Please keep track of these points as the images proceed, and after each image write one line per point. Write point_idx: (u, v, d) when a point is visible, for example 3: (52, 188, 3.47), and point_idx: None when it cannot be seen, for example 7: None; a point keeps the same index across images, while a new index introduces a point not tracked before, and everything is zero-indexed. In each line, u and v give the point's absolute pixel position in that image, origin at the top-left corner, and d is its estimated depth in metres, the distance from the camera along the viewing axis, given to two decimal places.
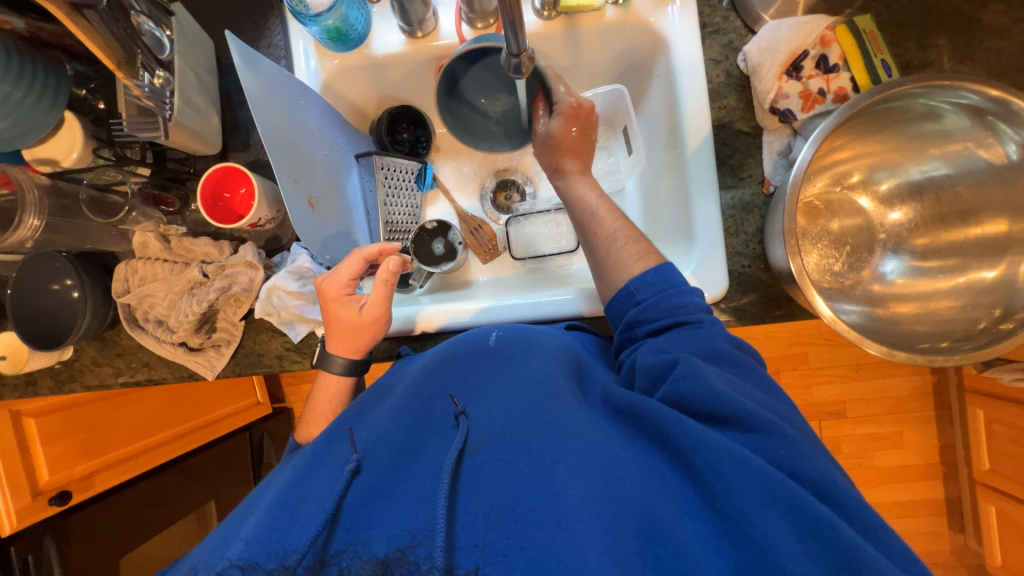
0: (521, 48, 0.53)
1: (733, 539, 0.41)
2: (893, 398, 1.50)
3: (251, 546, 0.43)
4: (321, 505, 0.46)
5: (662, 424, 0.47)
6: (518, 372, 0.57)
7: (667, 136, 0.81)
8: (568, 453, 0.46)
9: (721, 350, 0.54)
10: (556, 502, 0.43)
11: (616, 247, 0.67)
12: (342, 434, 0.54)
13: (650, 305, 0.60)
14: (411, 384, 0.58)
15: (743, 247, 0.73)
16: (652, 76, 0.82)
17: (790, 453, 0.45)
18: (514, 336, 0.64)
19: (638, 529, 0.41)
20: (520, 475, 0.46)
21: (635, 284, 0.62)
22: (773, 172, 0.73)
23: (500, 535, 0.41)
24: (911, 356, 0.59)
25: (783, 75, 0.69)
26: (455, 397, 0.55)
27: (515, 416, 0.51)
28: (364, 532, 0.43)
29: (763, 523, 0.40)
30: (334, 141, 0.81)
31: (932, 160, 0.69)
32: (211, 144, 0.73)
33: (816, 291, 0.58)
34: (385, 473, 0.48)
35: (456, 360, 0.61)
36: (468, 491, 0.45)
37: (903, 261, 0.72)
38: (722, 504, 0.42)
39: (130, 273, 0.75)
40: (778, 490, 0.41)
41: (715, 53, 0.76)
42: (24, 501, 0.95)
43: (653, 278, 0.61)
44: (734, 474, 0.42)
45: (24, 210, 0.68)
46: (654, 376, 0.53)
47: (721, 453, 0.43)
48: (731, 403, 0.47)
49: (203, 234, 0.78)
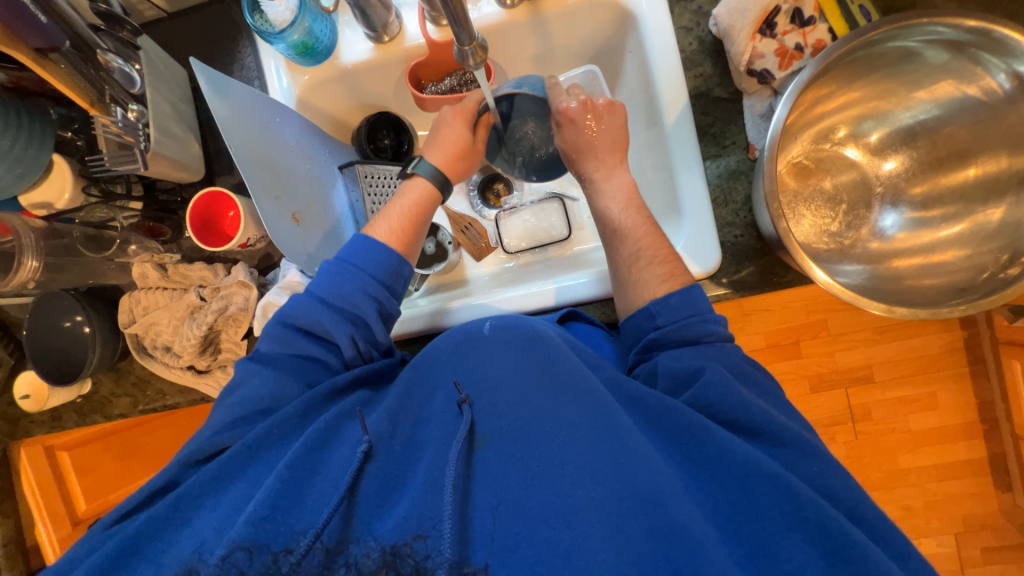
0: (472, 37, 0.52)
1: (751, 552, 0.42)
2: (923, 357, 1.45)
3: (252, 526, 0.41)
4: (332, 485, 0.46)
5: (689, 428, 0.49)
6: (529, 355, 0.55)
7: (646, 112, 0.79)
8: (581, 453, 0.46)
9: (742, 368, 0.56)
10: (565, 500, 0.43)
11: (639, 267, 0.66)
12: (354, 415, 0.54)
13: (671, 331, 0.59)
14: (416, 364, 0.59)
15: (733, 217, 0.71)
16: (624, 53, 0.81)
17: (821, 471, 0.47)
18: (509, 322, 0.60)
19: (651, 529, 0.42)
20: (529, 472, 0.46)
21: (655, 307, 0.61)
22: (758, 136, 0.70)
23: (509, 531, 0.43)
24: (913, 311, 0.56)
25: (756, 35, 0.66)
26: (459, 385, 0.54)
27: (524, 412, 0.50)
28: (376, 522, 0.44)
29: (788, 543, 0.41)
30: (314, 154, 0.82)
31: (922, 104, 0.66)
32: (193, 170, 0.74)
33: (807, 258, 0.56)
34: (396, 463, 0.49)
35: (455, 343, 0.59)
36: (478, 487, 0.46)
37: (902, 214, 0.69)
38: (747, 518, 0.43)
39: (134, 304, 0.78)
40: (807, 509, 0.42)
41: (686, 21, 0.74)
42: (66, 530, 1.01)
43: (677, 302, 0.60)
44: (766, 496, 0.43)
45: (23, 253, 0.69)
46: (681, 381, 0.54)
47: (749, 468, 0.45)
48: (760, 416, 0.50)
49: (199, 259, 0.81)
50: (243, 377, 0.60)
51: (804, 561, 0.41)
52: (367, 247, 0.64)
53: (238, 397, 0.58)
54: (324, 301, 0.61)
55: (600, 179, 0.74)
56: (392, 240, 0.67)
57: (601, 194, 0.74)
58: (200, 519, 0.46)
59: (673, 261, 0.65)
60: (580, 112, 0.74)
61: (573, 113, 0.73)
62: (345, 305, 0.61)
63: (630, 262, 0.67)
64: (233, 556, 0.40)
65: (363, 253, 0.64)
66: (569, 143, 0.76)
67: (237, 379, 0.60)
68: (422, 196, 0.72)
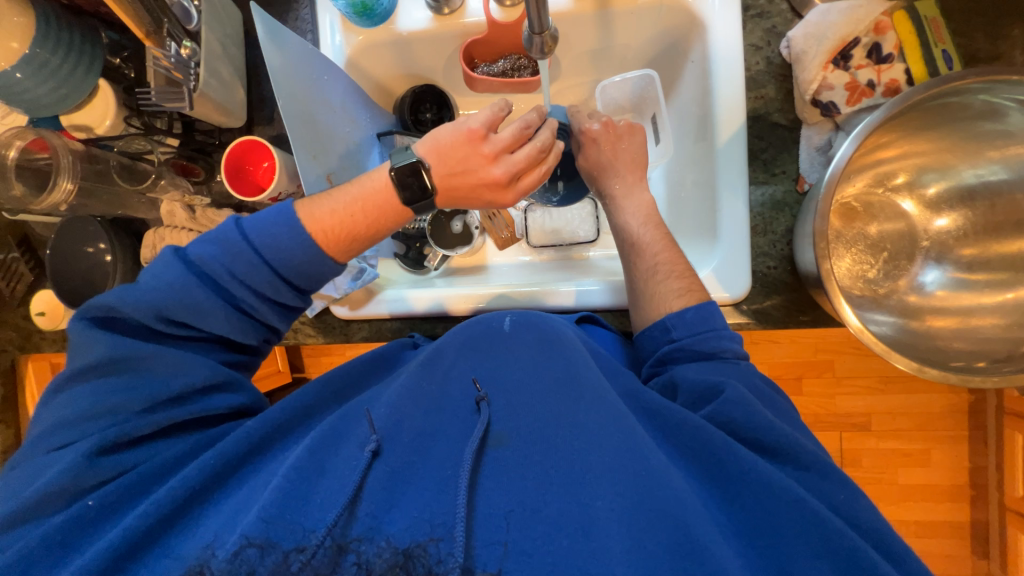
0: (543, 26, 0.50)
1: (772, 574, 0.41)
2: (924, 414, 1.43)
3: (268, 522, 0.42)
4: (342, 485, 0.45)
5: (710, 444, 0.48)
6: (547, 359, 0.56)
7: (698, 127, 0.77)
8: (600, 461, 0.46)
9: (761, 388, 0.55)
10: (584, 510, 0.43)
11: (656, 280, 0.66)
12: (359, 414, 0.52)
13: (685, 346, 0.59)
14: (426, 354, 0.59)
15: (770, 247, 0.70)
16: (686, 61, 0.78)
17: (848, 498, 0.46)
18: (529, 322, 0.62)
19: (671, 546, 0.42)
20: (547, 477, 0.46)
21: (671, 320, 0.61)
22: (809, 168, 0.68)
23: (525, 535, 0.42)
24: (942, 375, 0.55)
25: (829, 64, 0.64)
26: (477, 382, 0.55)
27: (541, 414, 0.50)
28: (386, 516, 0.43)
29: (810, 568, 0.41)
30: (356, 118, 0.81)
31: (989, 164, 0.63)
32: (235, 116, 0.73)
33: (843, 298, 0.54)
34: (405, 460, 0.47)
35: (471, 340, 0.61)
36: (490, 484, 0.45)
37: (944, 273, 0.67)
38: (765, 540, 0.43)
39: (159, 240, 0.77)
40: (834, 539, 0.41)
41: (756, 39, 0.71)
42: None
43: (691, 317, 0.60)
44: (790, 520, 0.43)
45: (58, 174, 0.68)
46: (701, 397, 0.54)
47: (773, 490, 0.44)
48: (786, 438, 0.49)
49: (226, 206, 0.80)
50: (146, 359, 0.50)
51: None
52: (296, 244, 0.56)
53: (130, 380, 0.50)
54: (218, 284, 0.55)
55: (620, 196, 0.75)
56: (334, 240, 0.59)
57: (623, 210, 0.75)
58: (205, 523, 0.44)
59: (690, 277, 0.65)
60: (603, 133, 0.76)
61: (595, 134, 0.75)
62: (257, 310, 0.57)
63: (653, 276, 0.67)
64: (244, 552, 0.40)
65: (285, 250, 0.56)
66: (591, 160, 0.77)
67: (82, 351, 0.49)
68: (386, 201, 0.61)
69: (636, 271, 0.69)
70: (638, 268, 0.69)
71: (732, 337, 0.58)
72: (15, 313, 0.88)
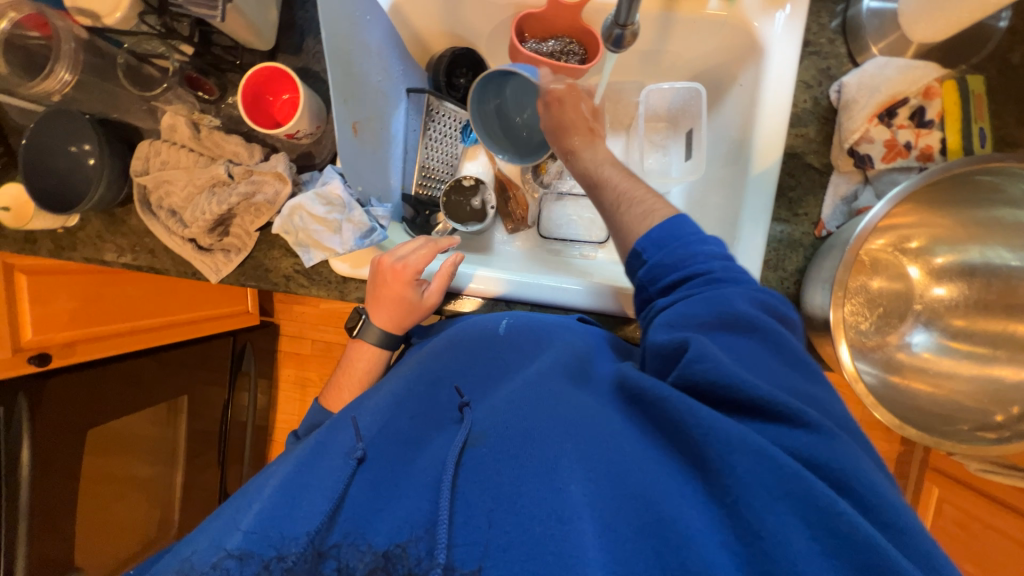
0: (629, 18, 0.52)
1: (746, 544, 0.37)
2: None
3: (251, 535, 0.41)
4: (324, 495, 0.44)
5: (669, 418, 0.44)
6: (526, 367, 0.58)
7: (732, 151, 0.77)
8: (568, 445, 0.44)
9: (740, 316, 0.47)
10: (558, 495, 0.40)
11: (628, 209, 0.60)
12: (344, 424, 0.53)
13: (656, 263, 0.53)
14: (417, 372, 0.60)
15: (776, 284, 0.71)
16: (734, 84, 0.77)
17: (825, 447, 0.40)
18: (523, 326, 0.65)
19: (640, 525, 0.39)
20: (521, 467, 0.43)
21: (643, 242, 0.55)
22: (831, 216, 0.69)
23: (501, 529, 0.39)
24: (920, 435, 0.58)
25: (874, 118, 0.65)
26: (460, 390, 0.57)
27: (514, 406, 0.50)
28: (367, 526, 0.42)
29: (780, 527, 0.36)
30: (390, 69, 0.78)
31: (997, 245, 0.66)
32: (263, 39, 0.69)
33: (842, 338, 0.55)
34: (388, 467, 0.48)
35: (464, 344, 0.63)
36: (467, 486, 0.43)
37: (932, 337, 0.71)
38: (732, 498, 0.39)
39: (152, 153, 0.72)
40: (788, 479, 0.37)
41: (809, 77, 0.71)
42: (4, 353, 0.88)
43: (659, 234, 0.54)
44: (756, 475, 0.38)
45: (57, 60, 0.62)
46: (666, 360, 0.48)
47: (733, 445, 0.39)
48: (746, 387, 0.42)
49: (236, 133, 0.73)
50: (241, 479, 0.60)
51: (811, 558, 0.35)
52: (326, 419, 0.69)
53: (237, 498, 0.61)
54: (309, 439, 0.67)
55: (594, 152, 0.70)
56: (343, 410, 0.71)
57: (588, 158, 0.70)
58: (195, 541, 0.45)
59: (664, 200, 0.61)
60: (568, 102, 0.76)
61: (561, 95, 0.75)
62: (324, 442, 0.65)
63: None
64: (222, 564, 0.39)
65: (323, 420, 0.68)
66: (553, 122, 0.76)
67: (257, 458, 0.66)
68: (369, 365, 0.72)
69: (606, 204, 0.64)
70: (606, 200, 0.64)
71: (703, 241, 0.52)
72: None
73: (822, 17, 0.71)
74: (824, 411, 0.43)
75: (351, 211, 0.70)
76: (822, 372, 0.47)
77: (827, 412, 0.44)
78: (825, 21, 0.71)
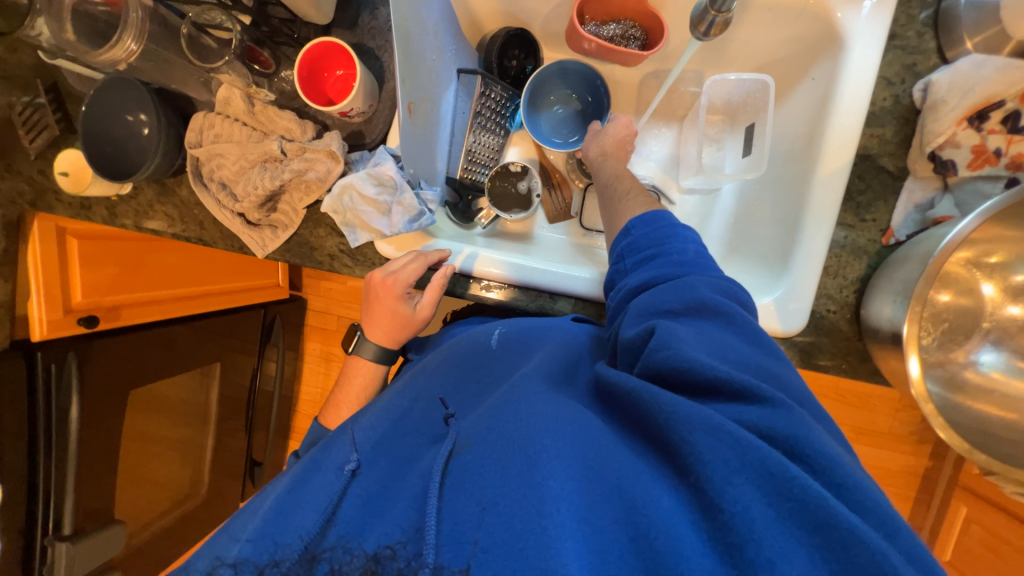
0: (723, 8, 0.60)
1: (726, 535, 0.35)
2: (880, 469, 1.54)
3: (249, 545, 0.42)
4: (315, 510, 0.45)
5: (637, 405, 0.44)
6: (509, 373, 0.59)
7: (796, 149, 0.73)
8: (544, 439, 0.43)
9: (705, 302, 0.48)
10: (536, 491, 0.38)
11: (625, 199, 0.68)
12: (337, 442, 0.55)
13: (638, 237, 0.58)
14: (408, 386, 0.61)
15: (835, 291, 0.69)
16: (805, 78, 0.73)
17: (782, 420, 0.39)
18: (515, 333, 0.65)
19: (615, 514, 0.38)
20: (501, 461, 0.42)
21: (633, 222, 0.60)
22: (902, 223, 0.66)
23: (484, 530, 0.37)
24: (989, 461, 0.55)
25: (963, 121, 0.60)
26: (445, 401, 0.57)
27: (496, 411, 0.49)
28: (357, 537, 0.41)
29: (737, 500, 0.35)
30: (443, 47, 0.76)
31: None
32: (323, 13, 0.69)
33: (914, 351, 0.53)
34: (379, 480, 0.48)
35: (458, 360, 0.64)
36: (451, 490, 0.42)
37: (1001, 356, 0.69)
38: (696, 478, 0.38)
39: (206, 126, 0.72)
40: (748, 454, 0.36)
41: (892, 73, 0.66)
42: (56, 314, 0.92)
43: (648, 219, 0.59)
44: (721, 454, 0.37)
45: (125, 28, 0.62)
46: (633, 351, 0.48)
47: (689, 424, 0.39)
48: (713, 370, 0.41)
49: (288, 108, 0.73)
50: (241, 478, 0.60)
51: (786, 534, 0.34)
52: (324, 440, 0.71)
53: None
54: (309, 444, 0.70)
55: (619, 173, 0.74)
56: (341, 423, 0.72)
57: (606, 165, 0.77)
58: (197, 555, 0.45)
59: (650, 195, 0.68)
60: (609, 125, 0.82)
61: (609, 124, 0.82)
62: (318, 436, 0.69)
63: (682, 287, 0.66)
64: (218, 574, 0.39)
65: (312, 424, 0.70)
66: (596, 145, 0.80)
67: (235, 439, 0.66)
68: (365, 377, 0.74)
69: (612, 198, 0.71)
70: (613, 194, 0.71)
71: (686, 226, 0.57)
72: (31, 166, 0.84)
73: (912, 8, 0.66)
74: (782, 388, 0.43)
75: (402, 194, 0.69)
76: (780, 348, 0.47)
77: (789, 389, 0.44)
78: (915, 13, 0.66)
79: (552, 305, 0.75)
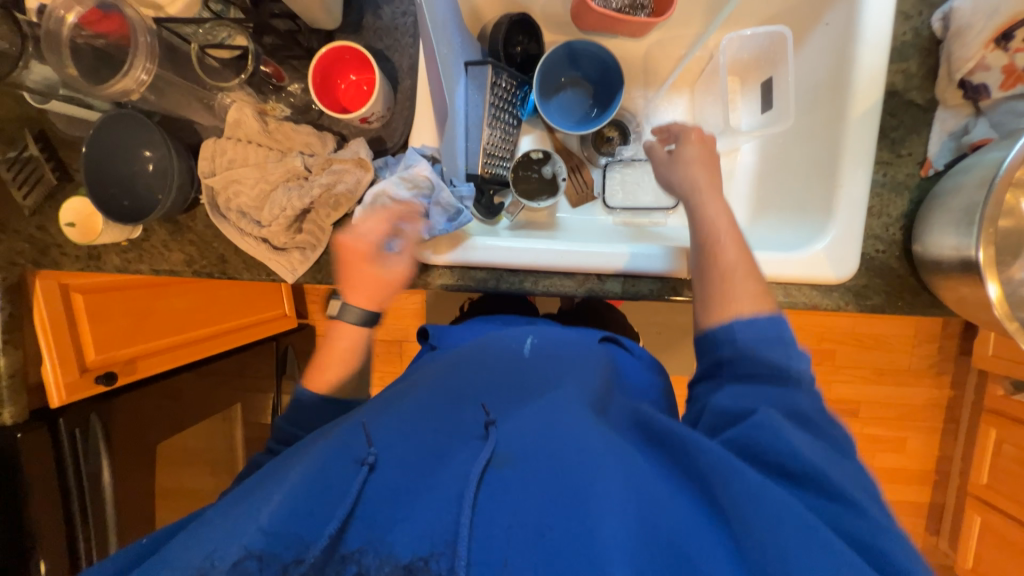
0: None
1: None
2: (907, 406, 1.56)
3: (268, 532, 0.37)
4: (342, 496, 0.41)
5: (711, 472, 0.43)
6: (549, 390, 0.55)
7: (820, 96, 0.73)
8: (604, 480, 0.41)
9: (804, 415, 0.49)
10: (587, 535, 0.38)
11: (733, 281, 0.56)
12: (355, 425, 0.49)
13: (746, 348, 0.53)
14: (438, 378, 0.57)
15: (881, 231, 0.69)
16: (819, 23, 0.73)
17: (864, 527, 0.40)
18: (547, 352, 0.64)
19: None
20: (547, 485, 0.42)
21: (741, 322, 0.54)
22: (938, 153, 0.67)
23: (523, 559, 0.37)
24: None
25: (991, 43, 0.60)
26: (486, 407, 0.52)
27: (544, 435, 0.46)
28: (387, 532, 0.39)
29: None
30: (451, 40, 0.74)
31: None
32: (330, 16, 0.67)
33: (993, 275, 0.53)
34: (412, 475, 0.44)
35: (486, 360, 0.60)
36: (489, 502, 0.40)
37: None
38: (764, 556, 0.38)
39: (218, 152, 0.68)
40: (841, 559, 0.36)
41: (908, 6, 0.67)
42: (72, 376, 0.85)
43: (764, 322, 0.53)
44: (788, 536, 0.38)
45: (136, 55, 0.57)
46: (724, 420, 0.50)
47: (778, 512, 0.39)
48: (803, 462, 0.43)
49: (305, 121, 0.71)
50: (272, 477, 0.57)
51: None
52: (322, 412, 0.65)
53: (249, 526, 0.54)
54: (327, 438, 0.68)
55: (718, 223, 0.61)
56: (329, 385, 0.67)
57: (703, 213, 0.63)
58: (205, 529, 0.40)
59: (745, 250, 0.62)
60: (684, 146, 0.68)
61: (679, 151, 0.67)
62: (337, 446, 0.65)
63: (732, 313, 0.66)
64: (243, 563, 0.36)
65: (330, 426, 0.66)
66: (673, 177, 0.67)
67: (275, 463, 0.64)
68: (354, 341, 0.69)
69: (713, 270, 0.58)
70: (716, 265, 0.58)
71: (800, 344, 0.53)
72: (28, 223, 0.77)
73: None
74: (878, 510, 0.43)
75: (438, 193, 0.66)
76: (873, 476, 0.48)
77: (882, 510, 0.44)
78: None
79: (601, 286, 0.74)
